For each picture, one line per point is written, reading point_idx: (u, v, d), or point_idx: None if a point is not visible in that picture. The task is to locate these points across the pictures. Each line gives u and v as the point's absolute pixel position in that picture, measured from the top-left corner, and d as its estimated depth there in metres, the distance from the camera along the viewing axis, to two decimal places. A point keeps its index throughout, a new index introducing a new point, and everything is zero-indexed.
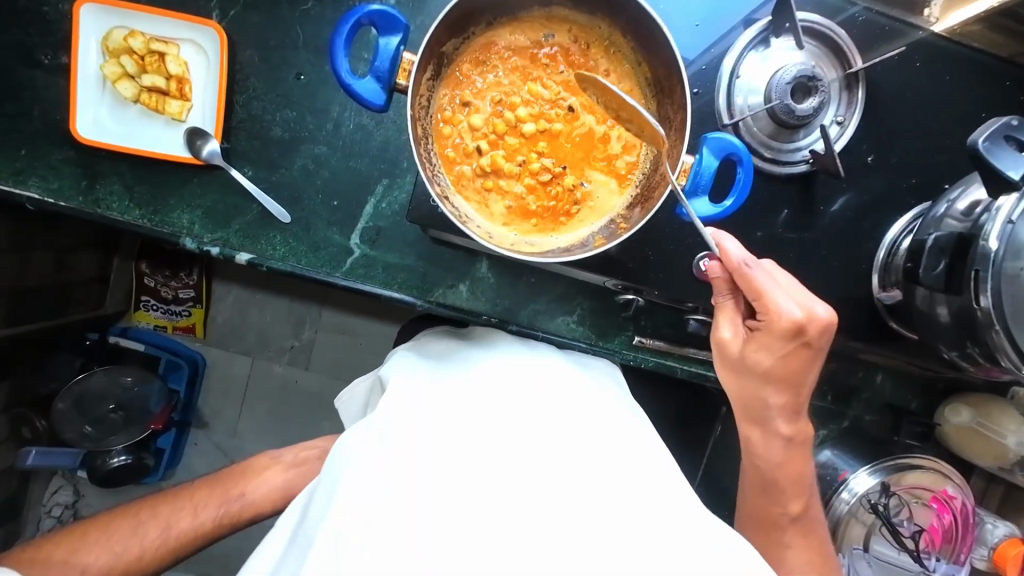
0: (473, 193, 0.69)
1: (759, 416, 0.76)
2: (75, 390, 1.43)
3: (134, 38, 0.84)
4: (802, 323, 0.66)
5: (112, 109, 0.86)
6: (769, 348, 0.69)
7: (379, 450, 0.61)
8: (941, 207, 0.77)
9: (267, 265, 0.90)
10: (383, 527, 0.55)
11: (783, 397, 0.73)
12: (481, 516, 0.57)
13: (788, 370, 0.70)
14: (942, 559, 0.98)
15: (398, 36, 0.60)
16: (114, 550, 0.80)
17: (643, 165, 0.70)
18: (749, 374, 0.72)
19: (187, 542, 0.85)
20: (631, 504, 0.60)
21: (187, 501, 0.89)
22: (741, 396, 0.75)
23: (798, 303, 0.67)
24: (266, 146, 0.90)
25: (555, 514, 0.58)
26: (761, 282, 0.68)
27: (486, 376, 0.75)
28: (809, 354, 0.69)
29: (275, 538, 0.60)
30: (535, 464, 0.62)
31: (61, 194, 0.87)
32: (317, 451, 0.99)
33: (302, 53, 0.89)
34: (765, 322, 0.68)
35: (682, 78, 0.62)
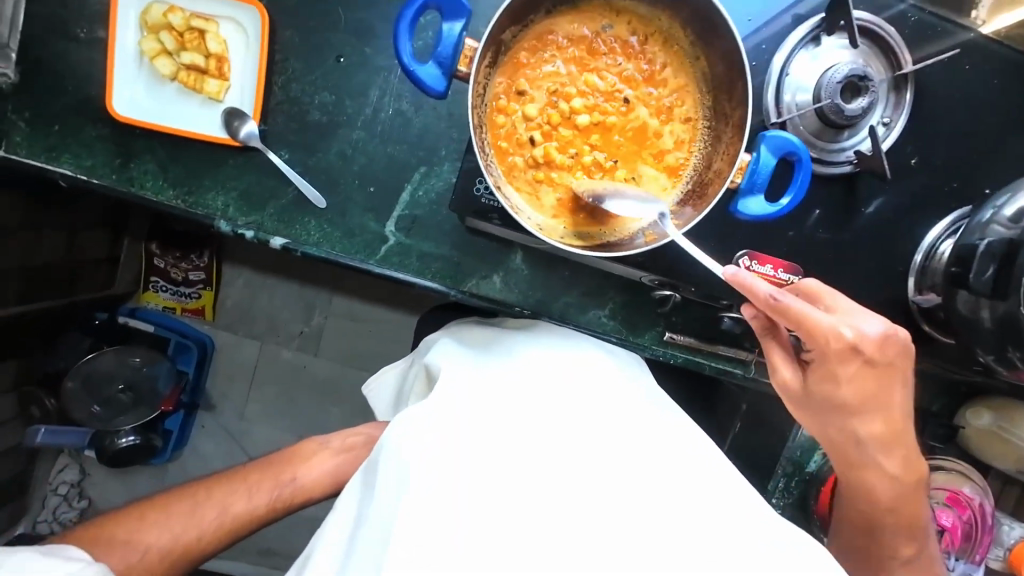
0: (524, 183, 0.68)
1: (854, 449, 0.78)
2: (84, 369, 1.42)
3: (173, 14, 0.82)
4: (856, 344, 0.64)
5: (148, 86, 0.84)
6: (834, 377, 0.69)
7: (428, 441, 0.61)
8: (987, 213, 0.76)
9: (302, 251, 0.89)
10: (436, 518, 0.55)
11: (868, 415, 0.73)
12: (532, 511, 0.56)
13: (862, 393, 0.70)
14: (960, 558, 1.00)
15: (462, 21, 0.59)
16: (173, 531, 0.81)
17: (696, 162, 0.69)
18: (825, 406, 0.73)
19: (242, 525, 0.85)
20: (686, 503, 0.60)
21: (241, 483, 0.88)
22: (826, 434, 0.76)
23: (844, 323, 0.65)
24: (304, 130, 0.89)
25: (608, 510, 0.57)
26: (803, 314, 0.63)
27: (527, 368, 0.75)
28: (875, 371, 0.69)
29: (335, 525, 0.62)
30: (585, 460, 0.62)
31: (95, 171, 0.85)
32: (364, 436, 0.97)
33: (343, 35, 0.87)
34: (822, 354, 0.67)
35: (746, 75, 0.61)
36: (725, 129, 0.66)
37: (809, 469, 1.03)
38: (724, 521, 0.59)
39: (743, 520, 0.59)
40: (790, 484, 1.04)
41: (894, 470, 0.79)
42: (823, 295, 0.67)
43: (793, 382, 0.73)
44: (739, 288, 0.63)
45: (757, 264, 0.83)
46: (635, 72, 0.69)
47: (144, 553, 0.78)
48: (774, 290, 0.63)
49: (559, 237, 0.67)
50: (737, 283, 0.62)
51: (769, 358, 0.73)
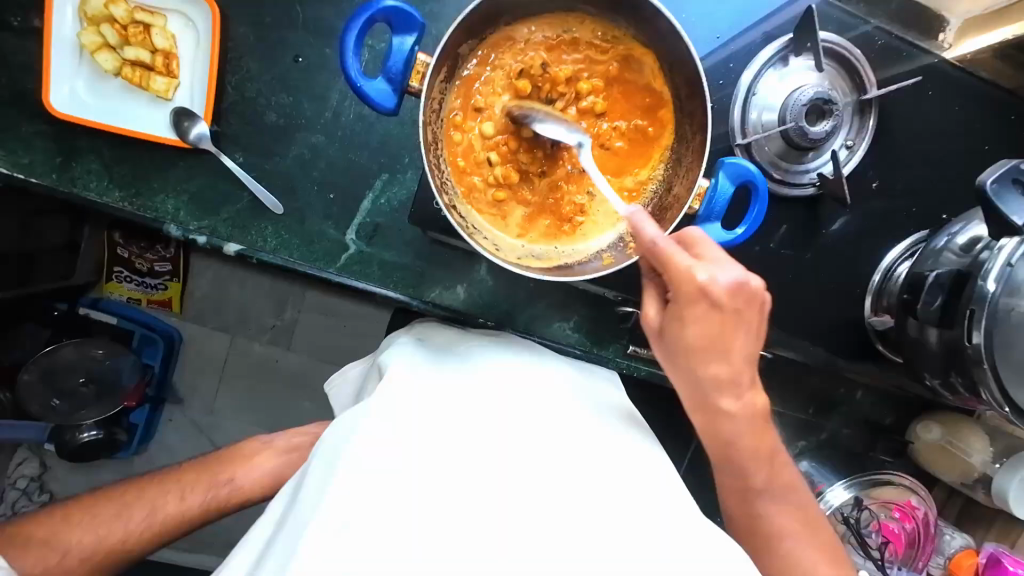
0: (479, 202, 0.67)
1: (698, 405, 0.69)
2: (43, 362, 1.36)
3: (115, 5, 0.77)
4: (706, 287, 0.60)
5: (90, 82, 0.80)
6: (689, 319, 0.63)
7: (374, 440, 0.60)
8: (941, 239, 0.78)
9: (258, 257, 0.86)
10: (375, 521, 0.54)
11: (714, 365, 0.66)
12: (473, 513, 0.57)
13: (708, 337, 0.63)
14: (902, 567, 1.04)
15: (415, 35, 0.57)
16: (98, 532, 0.79)
17: (656, 185, 0.68)
18: (682, 356, 0.66)
19: (172, 526, 0.83)
20: (622, 510, 0.61)
21: (175, 483, 0.86)
22: (688, 389, 0.69)
23: (709, 264, 0.62)
24: (260, 132, 0.85)
25: (548, 513, 0.59)
26: (668, 249, 0.60)
27: (482, 376, 0.74)
28: (728, 318, 0.63)
29: (264, 521, 0.59)
30: (531, 465, 0.63)
31: (32, 170, 0.80)
32: (310, 437, 0.92)
33: (301, 34, 0.83)
34: (676, 288, 0.61)
35: (706, 102, 0.61)
36: (686, 153, 0.66)
37: None
38: (659, 526, 0.60)
39: (680, 525, 0.61)
40: None
41: (738, 420, 0.69)
42: (699, 242, 0.63)
43: (653, 322, 0.67)
44: (631, 224, 0.61)
45: None
46: (595, 88, 0.67)
47: (63, 554, 0.77)
48: (661, 238, 0.60)
49: (516, 258, 0.66)
50: (629, 220, 0.60)
51: (642, 296, 0.68)
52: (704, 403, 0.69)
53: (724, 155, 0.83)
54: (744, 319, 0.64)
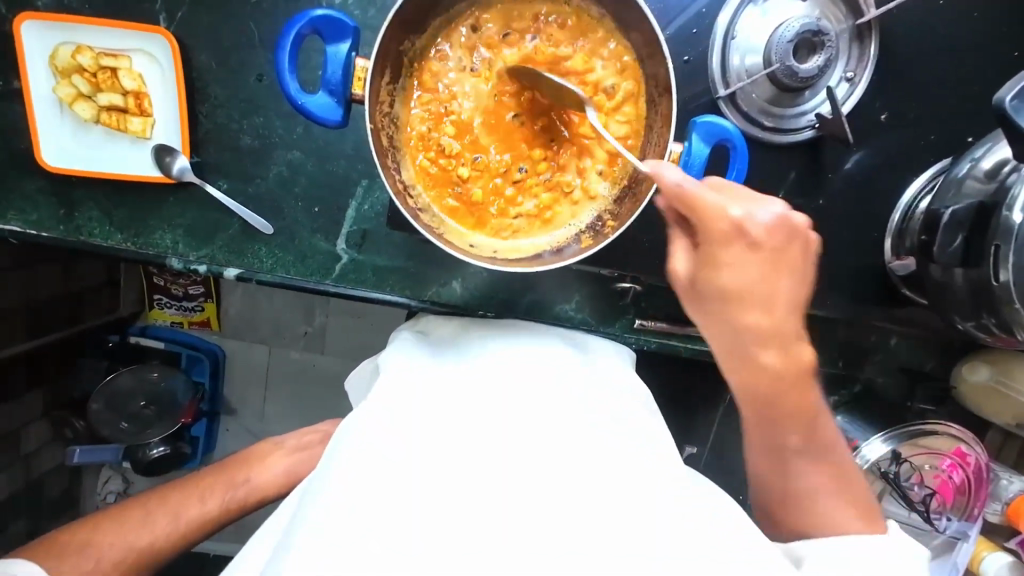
0: (447, 202, 0.66)
1: (741, 353, 0.66)
2: (106, 390, 1.44)
3: (82, 55, 0.79)
4: (743, 223, 0.59)
5: (75, 132, 0.83)
6: (742, 264, 0.61)
7: (375, 431, 0.62)
8: (964, 166, 0.70)
9: (257, 279, 0.88)
10: (374, 507, 0.54)
11: (755, 316, 0.64)
12: (469, 496, 0.55)
13: (747, 284, 0.62)
14: (952, 517, 0.98)
15: (348, 42, 0.59)
16: (127, 539, 0.84)
17: (630, 157, 0.65)
18: (711, 303, 0.64)
19: (197, 528, 0.89)
20: (608, 496, 0.56)
21: (195, 488, 0.93)
22: (728, 342, 0.66)
23: (736, 203, 0.61)
24: (237, 157, 0.86)
25: (537, 502, 0.55)
26: (699, 193, 0.59)
27: (485, 370, 0.75)
28: (776, 252, 0.62)
29: (279, 518, 0.60)
30: (528, 453, 0.61)
31: (42, 224, 0.85)
32: (318, 435, 1.01)
33: (260, 52, 0.83)
34: (706, 230, 0.60)
35: (665, 59, 0.57)
36: (656, 118, 0.62)
37: None
38: (656, 521, 0.54)
39: (678, 522, 0.55)
40: None
41: (777, 373, 0.66)
42: (725, 185, 0.63)
43: (684, 277, 0.65)
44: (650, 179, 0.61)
45: None
46: (552, 63, 0.63)
47: (96, 560, 0.81)
48: (683, 179, 0.59)
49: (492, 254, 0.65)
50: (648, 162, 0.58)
51: (668, 241, 0.65)
52: (738, 355, 0.66)
53: (708, 109, 0.77)
54: (782, 261, 0.62)
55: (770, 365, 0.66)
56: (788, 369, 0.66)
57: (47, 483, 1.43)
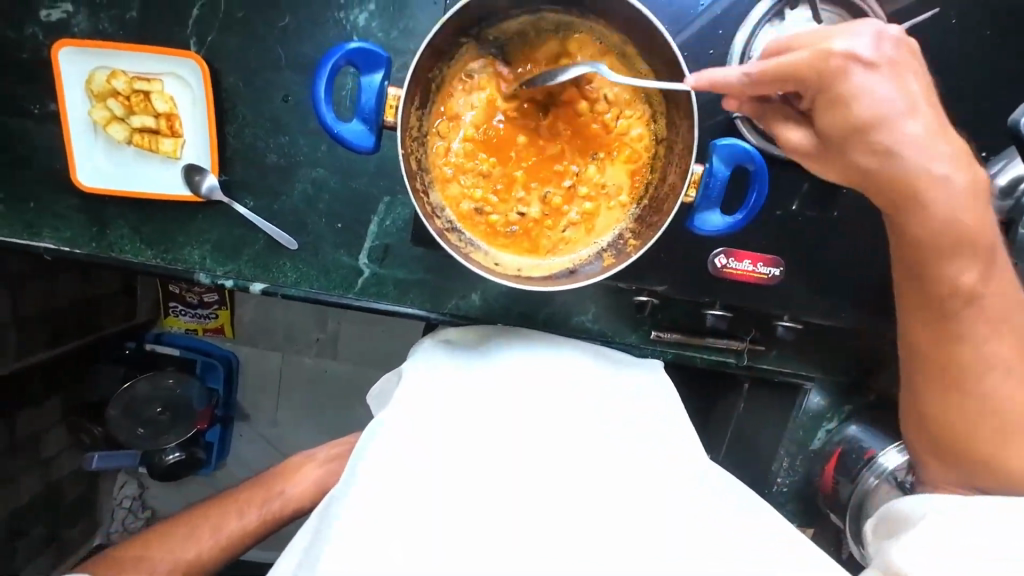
0: (475, 219, 0.68)
1: (898, 193, 0.65)
2: (124, 397, 1.48)
3: (116, 79, 0.82)
4: (850, 50, 0.59)
5: (107, 153, 0.86)
6: (873, 97, 0.60)
7: (400, 440, 0.65)
8: None
9: (282, 293, 0.90)
10: (400, 518, 0.58)
11: (906, 130, 0.62)
12: (490, 506, 0.60)
13: (879, 111, 0.60)
14: None
15: (381, 71, 0.62)
16: (175, 554, 0.89)
17: (651, 176, 0.67)
18: (842, 147, 0.63)
19: (236, 541, 0.92)
20: (620, 505, 0.62)
21: (234, 504, 0.96)
22: (869, 177, 0.64)
23: (829, 38, 0.59)
24: (264, 175, 0.88)
25: (556, 514, 0.60)
26: (782, 60, 0.59)
27: (509, 379, 0.76)
28: (886, 73, 0.60)
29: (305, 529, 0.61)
30: (548, 465, 0.65)
31: (75, 241, 0.88)
32: (349, 443, 1.01)
33: (286, 74, 0.85)
34: (818, 84, 0.60)
35: (688, 86, 0.59)
36: (676, 140, 0.65)
37: (813, 446, 1.05)
38: (670, 525, 0.61)
39: (690, 522, 0.61)
40: (795, 462, 1.07)
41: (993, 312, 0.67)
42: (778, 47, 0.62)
43: (806, 147, 0.66)
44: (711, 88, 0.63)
45: (734, 261, 0.88)
46: (583, 87, 0.65)
47: (149, 573, 0.86)
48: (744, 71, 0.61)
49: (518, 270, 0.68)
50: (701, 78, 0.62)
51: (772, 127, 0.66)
52: (902, 200, 0.65)
53: (725, 127, 0.79)
54: (902, 71, 0.61)
55: (964, 286, 0.66)
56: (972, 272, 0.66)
57: (67, 489, 1.46)
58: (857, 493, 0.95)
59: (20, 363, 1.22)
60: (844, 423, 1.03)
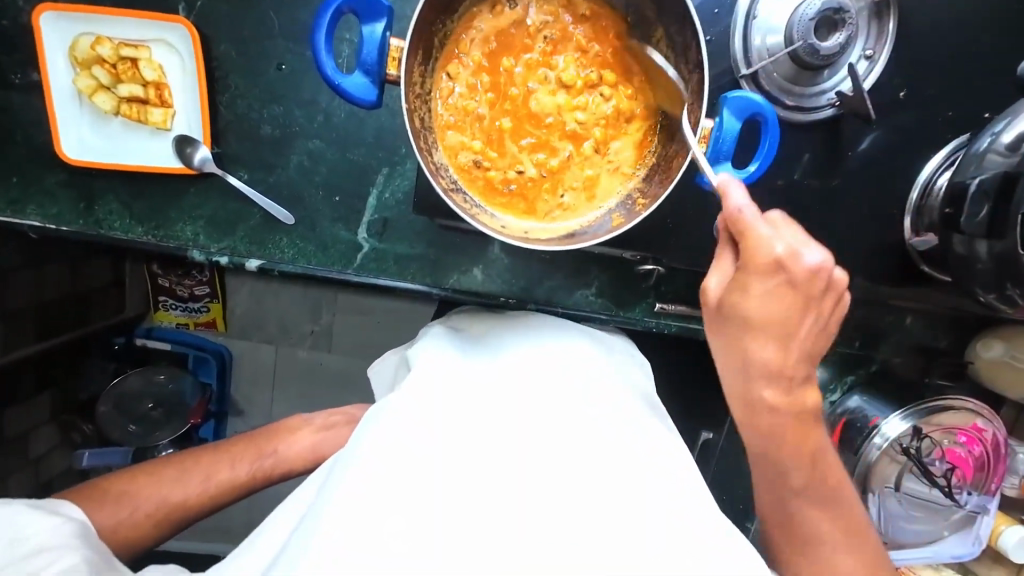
0: (473, 173, 0.68)
1: (745, 375, 0.67)
2: (114, 392, 1.44)
3: (101, 46, 0.79)
4: (784, 261, 0.59)
5: (94, 125, 0.83)
6: (765, 296, 0.61)
7: (404, 425, 0.61)
8: (984, 141, 0.71)
9: (279, 270, 0.88)
10: (401, 495, 0.54)
11: (770, 350, 0.64)
12: (485, 501, 0.55)
13: (769, 313, 0.62)
14: (973, 491, 0.99)
15: (383, 21, 0.59)
16: (162, 493, 0.83)
17: (659, 139, 0.67)
18: (732, 322, 0.64)
19: (225, 492, 0.88)
20: (607, 502, 0.57)
21: (227, 453, 0.92)
22: (733, 351, 0.66)
23: (784, 240, 0.60)
24: (258, 146, 0.86)
25: (544, 497, 0.56)
26: (755, 218, 0.59)
27: (517, 367, 0.73)
28: (796, 299, 0.61)
29: (302, 494, 0.62)
30: (539, 445, 0.61)
31: (61, 219, 0.85)
32: (346, 416, 0.99)
33: (280, 42, 0.83)
34: (743, 260, 0.60)
35: (698, 34, 0.58)
36: (686, 96, 0.63)
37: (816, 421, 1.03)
38: (649, 523, 0.56)
39: (668, 519, 0.57)
40: None
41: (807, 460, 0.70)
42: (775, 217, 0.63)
43: (712, 297, 0.65)
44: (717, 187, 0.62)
45: None
46: (587, 53, 0.67)
47: (133, 509, 0.80)
48: (746, 206, 0.60)
49: (514, 229, 0.67)
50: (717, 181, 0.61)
51: (713, 256, 0.66)
52: (744, 380, 0.67)
53: (730, 90, 0.78)
54: (812, 308, 0.63)
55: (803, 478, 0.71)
56: (769, 476, 0.73)
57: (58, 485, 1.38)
58: (861, 465, 0.96)
59: (7, 359, 1.17)
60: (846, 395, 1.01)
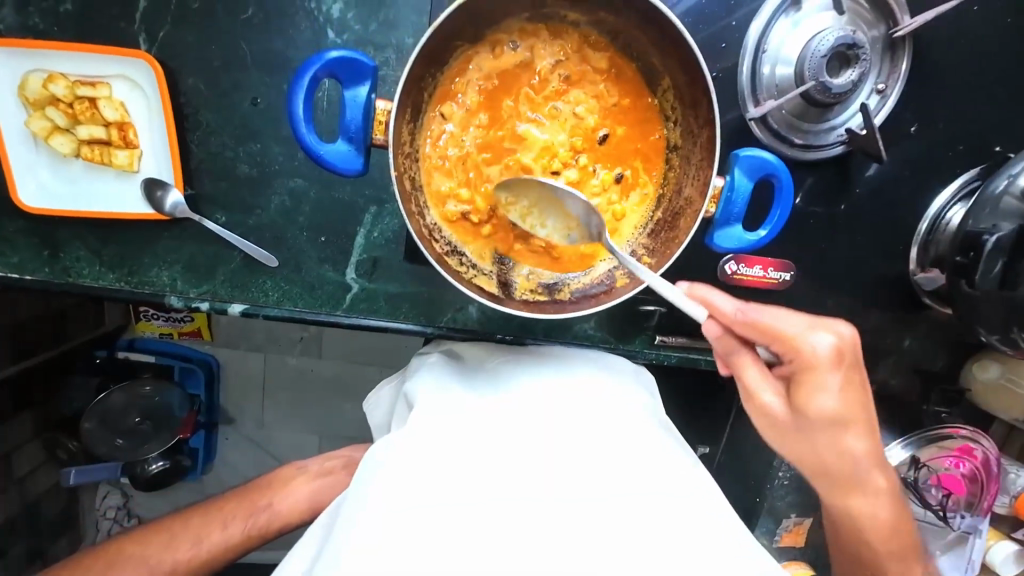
0: (462, 224, 0.64)
1: (849, 472, 0.63)
2: (98, 408, 1.33)
3: (55, 84, 0.72)
4: (839, 349, 0.57)
5: (54, 168, 0.76)
6: (823, 387, 0.56)
7: (409, 465, 0.55)
8: (1000, 182, 0.69)
9: (263, 314, 0.83)
10: (413, 536, 0.49)
11: (853, 438, 0.60)
12: (504, 532, 0.50)
13: (852, 404, 0.58)
14: (966, 514, 1.00)
15: (367, 84, 0.58)
16: (148, 563, 0.83)
17: (666, 190, 0.64)
18: (811, 426, 0.59)
19: (217, 556, 0.86)
20: (630, 519, 0.52)
21: (218, 513, 0.89)
22: (811, 459, 0.62)
23: (820, 326, 0.57)
24: (235, 186, 0.80)
25: (563, 514, 0.52)
26: (774, 322, 0.57)
27: (524, 399, 0.68)
28: (857, 375, 0.58)
29: (297, 555, 0.55)
30: (549, 467, 0.57)
31: (24, 268, 0.79)
32: (341, 459, 0.96)
33: (252, 73, 0.76)
34: (805, 367, 0.57)
35: (710, 93, 0.56)
36: (694, 149, 0.61)
37: None
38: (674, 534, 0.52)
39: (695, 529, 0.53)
40: None
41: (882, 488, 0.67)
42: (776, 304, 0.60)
43: (778, 412, 0.59)
44: (707, 306, 0.60)
45: (744, 266, 0.81)
46: (596, 99, 0.63)
47: None
48: (741, 306, 0.59)
49: (506, 286, 0.64)
50: (693, 295, 0.61)
51: (734, 366, 0.60)
52: (823, 466, 0.62)
53: (736, 127, 0.74)
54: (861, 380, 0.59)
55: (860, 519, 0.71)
56: (888, 540, 0.72)
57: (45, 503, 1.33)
58: None
59: None
60: None
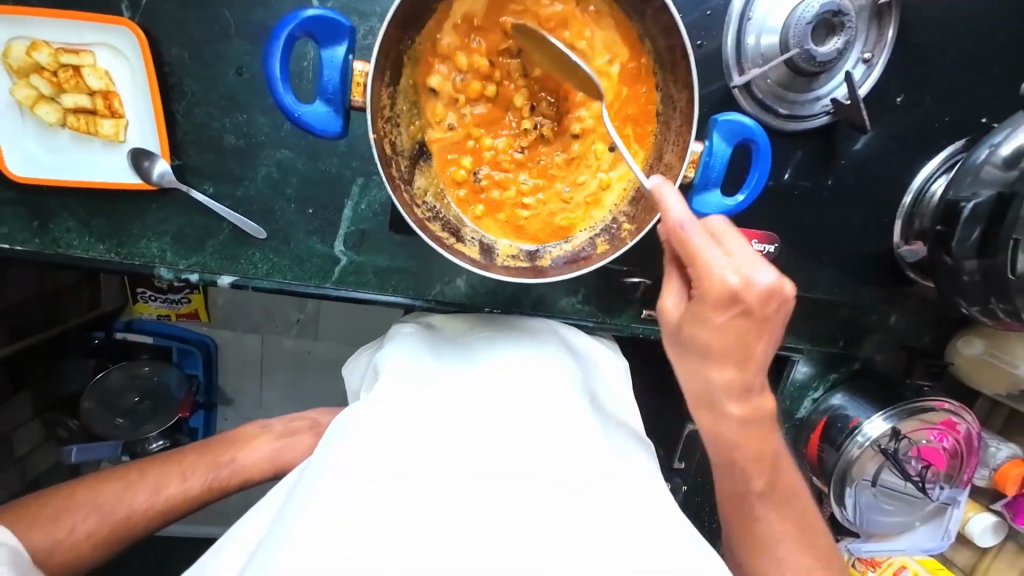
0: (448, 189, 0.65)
1: (704, 398, 0.64)
2: (98, 387, 1.34)
3: (38, 51, 0.72)
4: (739, 292, 0.55)
5: (40, 138, 0.77)
6: (705, 320, 0.58)
7: (378, 429, 0.56)
8: (981, 152, 0.69)
9: (253, 286, 0.83)
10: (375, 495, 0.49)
11: (723, 370, 0.61)
12: (463, 500, 0.50)
13: (730, 343, 0.58)
14: (945, 486, 1.01)
15: (344, 43, 0.58)
16: (102, 511, 0.80)
17: (648, 157, 0.64)
18: (687, 347, 0.61)
19: (175, 505, 0.85)
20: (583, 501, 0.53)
21: (177, 466, 0.89)
22: (688, 381, 0.64)
23: (737, 268, 0.55)
24: (222, 158, 0.80)
25: (523, 484, 0.52)
26: (691, 238, 0.55)
27: (492, 372, 0.69)
28: (754, 324, 0.58)
29: (267, 507, 0.57)
30: (512, 439, 0.58)
31: (14, 238, 0.79)
32: (306, 422, 1.00)
33: (236, 43, 0.76)
34: (702, 296, 0.57)
35: (688, 57, 0.56)
36: (673, 114, 0.61)
37: (798, 414, 1.03)
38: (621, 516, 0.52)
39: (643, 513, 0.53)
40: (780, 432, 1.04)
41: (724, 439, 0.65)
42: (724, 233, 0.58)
43: (670, 317, 0.62)
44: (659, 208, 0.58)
45: None
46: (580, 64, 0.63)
47: (69, 531, 0.76)
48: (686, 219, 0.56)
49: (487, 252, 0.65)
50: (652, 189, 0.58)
51: (663, 279, 0.63)
52: (703, 399, 0.64)
53: (721, 97, 0.74)
54: (763, 328, 0.59)
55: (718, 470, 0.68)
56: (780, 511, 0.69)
57: None
58: (841, 462, 0.95)
59: None
60: (828, 393, 1.01)
